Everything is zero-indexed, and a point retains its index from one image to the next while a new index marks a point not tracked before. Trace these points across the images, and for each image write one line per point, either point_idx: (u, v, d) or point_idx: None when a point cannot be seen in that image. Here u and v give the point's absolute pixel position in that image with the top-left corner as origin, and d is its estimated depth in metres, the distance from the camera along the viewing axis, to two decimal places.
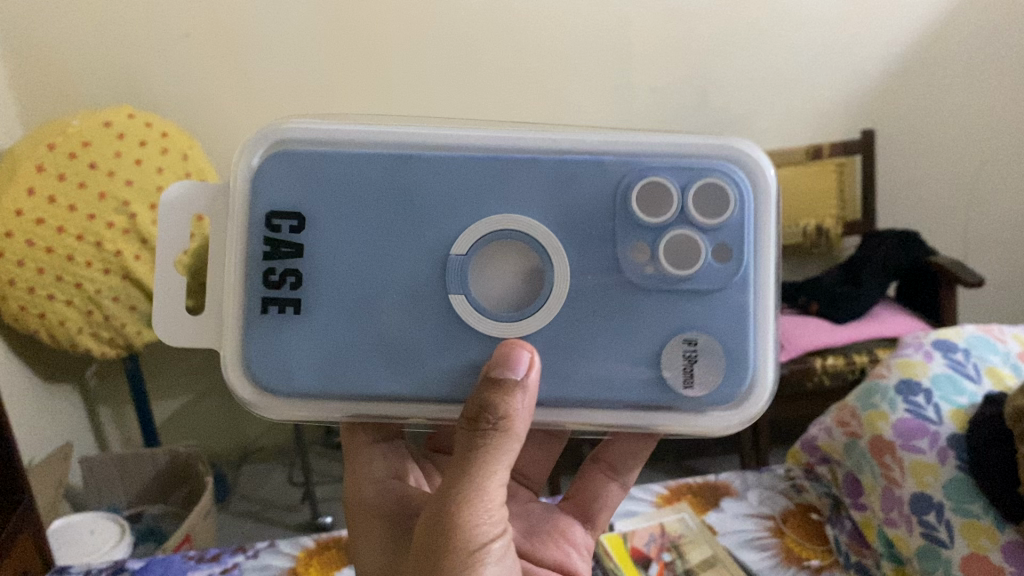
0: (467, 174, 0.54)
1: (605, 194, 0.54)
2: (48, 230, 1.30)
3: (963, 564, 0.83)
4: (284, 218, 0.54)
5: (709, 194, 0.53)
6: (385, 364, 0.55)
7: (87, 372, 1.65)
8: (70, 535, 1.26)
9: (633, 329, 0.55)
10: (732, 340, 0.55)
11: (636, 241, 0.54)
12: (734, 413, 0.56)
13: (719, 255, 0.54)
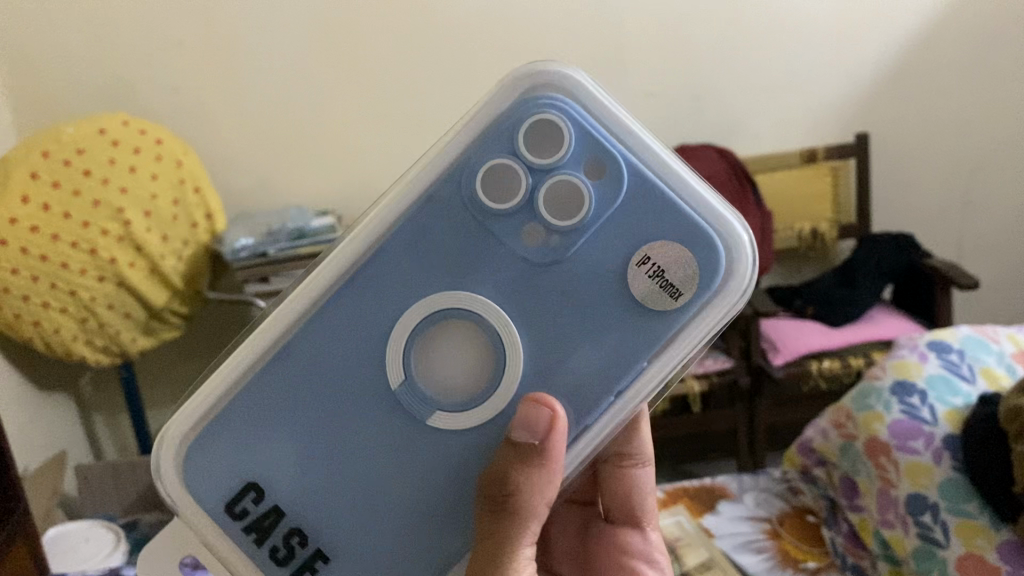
0: (372, 310, 0.46)
1: (459, 212, 0.45)
2: (43, 238, 1.29)
3: (959, 566, 0.83)
4: (240, 494, 0.49)
5: (550, 142, 0.44)
6: (409, 520, 0.48)
7: (82, 380, 1.65)
8: (66, 544, 1.25)
9: (617, 361, 0.45)
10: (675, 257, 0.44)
11: (522, 226, 0.45)
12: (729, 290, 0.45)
13: (595, 173, 0.44)
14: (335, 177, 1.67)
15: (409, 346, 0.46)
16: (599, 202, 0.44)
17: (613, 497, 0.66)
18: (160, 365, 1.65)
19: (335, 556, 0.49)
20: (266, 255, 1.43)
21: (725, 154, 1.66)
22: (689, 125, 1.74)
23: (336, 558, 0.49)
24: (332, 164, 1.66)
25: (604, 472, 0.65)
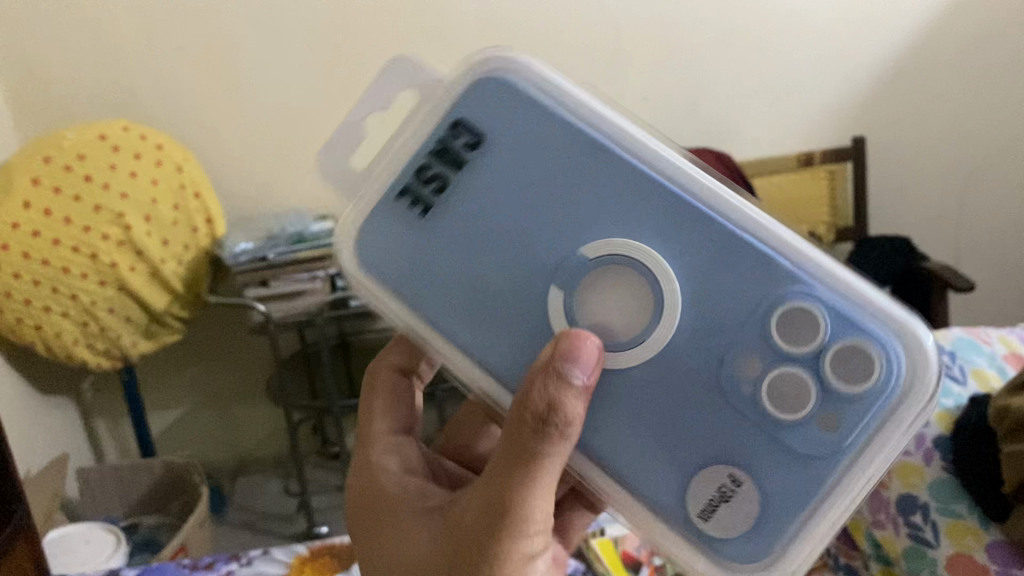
0: (636, 193, 0.48)
1: (740, 302, 0.47)
2: (43, 242, 1.31)
3: (948, 565, 0.83)
4: (446, 164, 0.51)
5: (862, 349, 0.45)
6: (477, 317, 0.51)
7: (84, 384, 1.66)
8: (67, 545, 1.27)
9: (678, 460, 0.48)
10: (787, 496, 0.46)
11: (747, 357, 0.47)
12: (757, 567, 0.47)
13: (825, 424, 0.45)
14: None
15: (592, 262, 0.49)
16: (809, 420, 0.46)
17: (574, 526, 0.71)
18: (161, 367, 1.66)
19: (395, 251, 0.53)
20: (266, 259, 1.44)
21: (722, 158, 1.68)
22: (685, 128, 1.76)
23: (395, 252, 0.53)
24: None
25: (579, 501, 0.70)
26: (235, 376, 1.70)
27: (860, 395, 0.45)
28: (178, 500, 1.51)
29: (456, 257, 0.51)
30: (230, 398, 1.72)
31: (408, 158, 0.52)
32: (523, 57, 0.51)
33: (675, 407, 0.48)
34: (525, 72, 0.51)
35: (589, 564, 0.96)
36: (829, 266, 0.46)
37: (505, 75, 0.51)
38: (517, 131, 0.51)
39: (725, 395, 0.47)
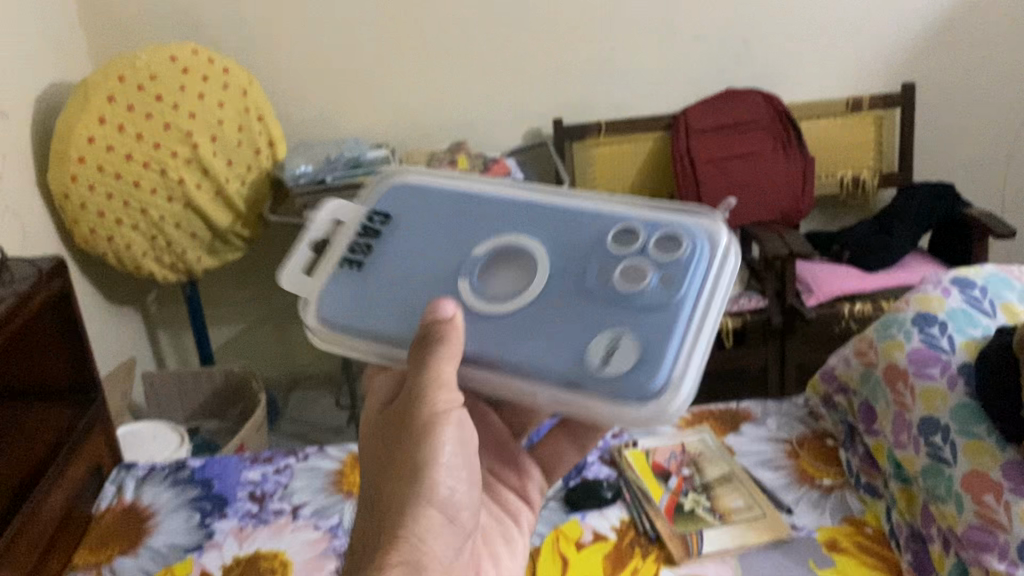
0: (524, 212, 0.63)
1: (586, 240, 0.61)
2: (117, 157, 1.40)
3: (964, 480, 0.88)
4: (378, 215, 0.66)
5: (677, 235, 0.59)
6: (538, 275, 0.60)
7: (148, 297, 1.76)
8: (135, 441, 1.37)
9: (571, 340, 0.57)
10: (655, 361, 0.54)
11: (598, 270, 0.59)
12: (638, 408, 0.54)
13: (631, 347, 0.55)
14: (387, 113, 1.74)
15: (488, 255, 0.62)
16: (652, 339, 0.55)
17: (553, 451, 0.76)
18: (220, 286, 1.77)
19: (361, 294, 0.63)
20: (324, 183, 1.50)
21: (770, 99, 1.70)
22: (733, 70, 1.77)
23: (357, 305, 0.62)
24: (388, 98, 1.72)
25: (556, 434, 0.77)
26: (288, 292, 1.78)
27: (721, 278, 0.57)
28: (237, 406, 1.61)
29: (421, 258, 0.63)
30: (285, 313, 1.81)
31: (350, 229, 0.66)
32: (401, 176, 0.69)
33: (539, 333, 0.57)
34: (414, 174, 0.69)
35: (623, 472, 1.04)
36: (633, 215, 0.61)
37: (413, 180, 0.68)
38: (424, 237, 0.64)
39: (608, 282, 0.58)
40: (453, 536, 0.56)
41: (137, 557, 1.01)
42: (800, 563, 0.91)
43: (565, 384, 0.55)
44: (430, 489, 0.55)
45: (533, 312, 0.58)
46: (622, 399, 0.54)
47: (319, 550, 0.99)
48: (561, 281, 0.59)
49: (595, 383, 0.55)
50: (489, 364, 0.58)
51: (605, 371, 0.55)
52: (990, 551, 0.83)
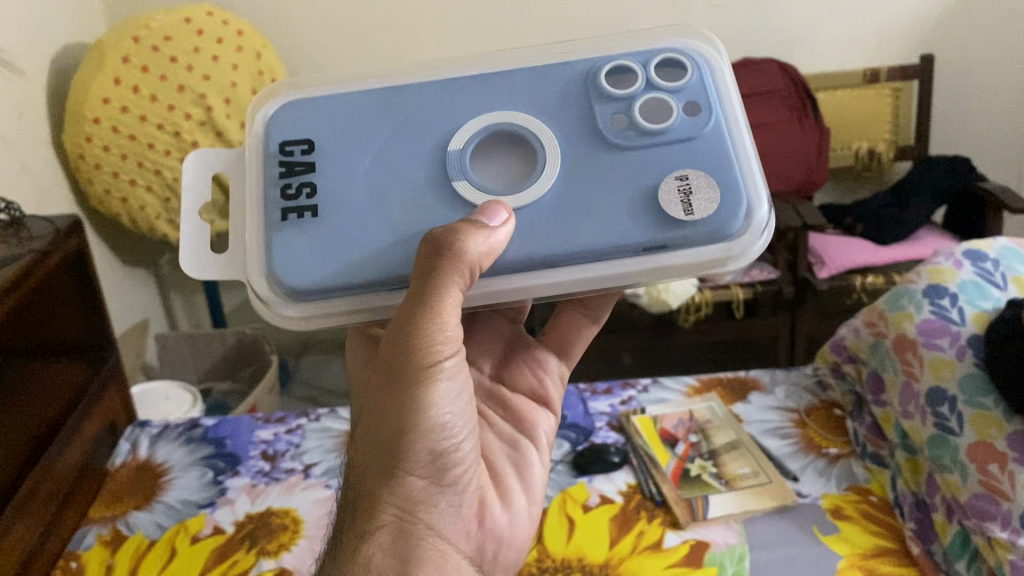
0: (462, 85, 0.61)
1: (578, 87, 0.60)
2: (132, 118, 1.40)
3: (969, 450, 0.88)
4: (295, 145, 0.60)
5: (674, 61, 0.61)
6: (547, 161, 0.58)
7: (161, 260, 1.77)
8: (148, 400, 1.38)
9: (625, 206, 0.56)
10: (731, 195, 0.56)
11: (611, 117, 0.59)
12: (727, 245, 0.56)
13: (705, 185, 0.56)
14: None
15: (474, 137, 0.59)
16: (716, 170, 0.57)
17: (558, 329, 0.80)
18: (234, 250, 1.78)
19: (321, 251, 0.57)
20: None
21: (786, 68, 1.69)
22: (750, 39, 1.76)
23: (323, 259, 0.57)
24: (403, 62, 1.72)
25: (565, 306, 0.79)
26: None
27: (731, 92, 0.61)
28: (249, 367, 1.63)
29: (375, 178, 0.59)
30: None
31: (263, 187, 0.60)
32: (286, 95, 0.63)
33: (589, 198, 0.57)
34: (299, 92, 0.63)
35: (630, 438, 1.05)
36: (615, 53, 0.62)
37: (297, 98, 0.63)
38: (364, 146, 0.60)
39: (633, 125, 0.58)
40: (441, 499, 0.57)
41: (151, 511, 1.03)
42: (804, 530, 0.92)
43: (645, 247, 0.55)
44: (414, 455, 0.55)
45: (568, 185, 0.57)
46: (709, 242, 0.56)
47: (329, 508, 1.01)
48: (580, 154, 0.58)
49: (682, 234, 0.55)
50: (556, 259, 0.56)
51: (691, 217, 0.55)
52: (993, 521, 0.84)
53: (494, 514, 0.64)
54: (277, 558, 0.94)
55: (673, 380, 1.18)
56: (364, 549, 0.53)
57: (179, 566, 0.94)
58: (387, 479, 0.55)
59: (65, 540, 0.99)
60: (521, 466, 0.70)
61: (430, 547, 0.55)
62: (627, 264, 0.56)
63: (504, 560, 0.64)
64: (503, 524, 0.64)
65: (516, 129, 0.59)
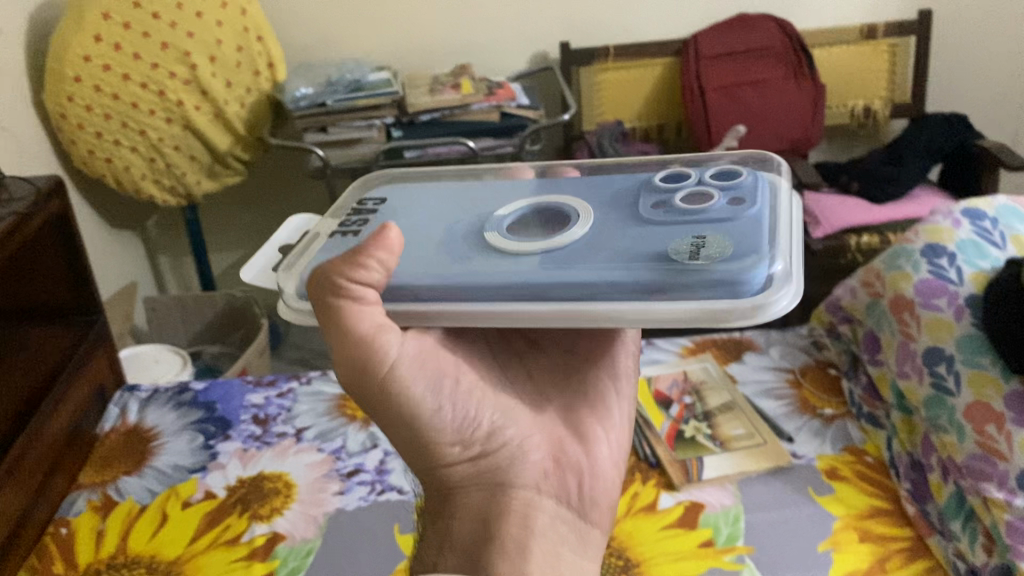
0: (528, 184, 0.66)
1: (633, 186, 0.63)
2: (115, 77, 1.36)
3: (966, 411, 0.88)
4: (370, 200, 0.69)
5: (728, 173, 0.62)
6: (582, 221, 0.59)
7: (148, 222, 1.75)
8: (138, 363, 1.37)
9: (636, 250, 0.55)
10: (749, 252, 0.52)
11: (654, 202, 0.60)
12: (742, 301, 0.50)
13: (723, 248, 0.53)
14: (391, 35, 1.70)
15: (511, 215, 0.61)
16: (740, 243, 0.53)
17: None
18: (222, 211, 1.77)
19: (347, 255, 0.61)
20: (325, 105, 1.45)
21: (782, 24, 1.66)
22: None
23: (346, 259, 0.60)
24: (391, 18, 1.69)
25: None
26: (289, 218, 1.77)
27: (787, 208, 0.60)
28: (239, 330, 1.61)
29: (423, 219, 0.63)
30: None
31: (325, 227, 0.67)
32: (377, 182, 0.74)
33: (600, 251, 0.56)
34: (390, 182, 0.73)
35: None
36: (674, 169, 0.64)
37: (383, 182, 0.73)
38: (422, 206, 0.66)
39: (669, 208, 0.59)
40: (498, 466, 0.59)
41: (142, 476, 1.02)
42: (798, 491, 0.91)
43: (645, 287, 0.52)
44: (444, 450, 0.57)
45: (587, 246, 0.56)
46: (721, 290, 0.51)
47: (322, 472, 1.00)
48: (612, 225, 0.59)
49: (686, 281, 0.51)
50: (554, 288, 0.53)
51: (701, 264, 0.52)
52: (990, 480, 0.83)
53: (567, 456, 0.62)
54: (270, 523, 0.94)
55: (669, 341, 1.17)
56: (447, 523, 0.58)
57: (172, 530, 0.94)
58: (439, 472, 0.58)
59: (55, 506, 0.97)
60: (596, 401, 0.66)
61: (506, 500, 0.58)
62: (627, 304, 0.51)
63: (600, 490, 0.62)
64: (585, 459, 0.62)
65: (561, 205, 0.62)
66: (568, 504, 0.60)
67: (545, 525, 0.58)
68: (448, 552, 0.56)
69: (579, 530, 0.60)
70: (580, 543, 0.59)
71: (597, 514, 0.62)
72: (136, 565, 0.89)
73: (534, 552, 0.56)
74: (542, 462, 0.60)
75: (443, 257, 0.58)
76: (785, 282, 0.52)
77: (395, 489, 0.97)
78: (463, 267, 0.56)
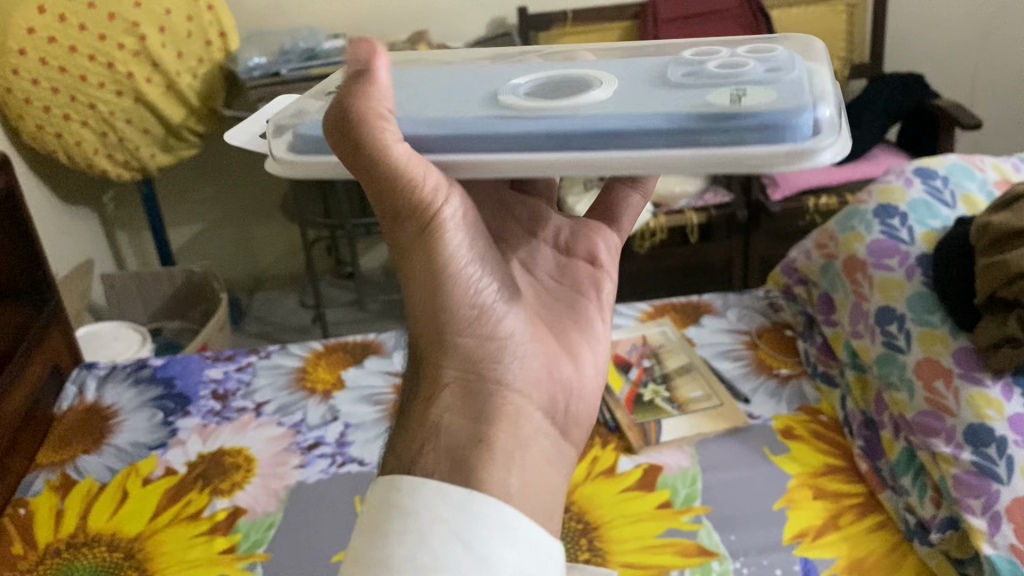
0: (536, 61, 0.57)
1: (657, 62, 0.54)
2: (60, 49, 1.33)
3: (917, 367, 0.89)
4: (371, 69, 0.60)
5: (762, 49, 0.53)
6: (601, 84, 0.50)
7: (104, 198, 1.72)
8: (96, 341, 1.36)
9: (667, 100, 0.46)
10: (794, 102, 0.44)
11: (684, 69, 0.51)
12: (784, 146, 0.42)
13: (760, 99, 0.45)
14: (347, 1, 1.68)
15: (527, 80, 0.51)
16: (783, 92, 0.45)
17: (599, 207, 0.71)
18: (178, 184, 1.74)
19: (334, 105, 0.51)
20: (280, 75, 1.44)
21: None
22: None
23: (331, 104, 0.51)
24: None
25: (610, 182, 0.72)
26: (247, 189, 1.76)
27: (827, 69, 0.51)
28: (199, 306, 1.60)
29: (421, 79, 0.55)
30: (246, 210, 1.79)
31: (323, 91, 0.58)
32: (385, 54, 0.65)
33: (627, 100, 0.47)
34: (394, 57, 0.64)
35: None
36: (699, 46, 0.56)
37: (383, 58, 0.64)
38: (423, 69, 0.57)
39: (700, 74, 0.50)
40: (502, 352, 0.52)
41: (101, 454, 1.01)
42: (755, 451, 0.93)
43: (686, 131, 0.43)
44: (456, 317, 0.51)
45: (618, 101, 0.47)
46: (766, 134, 0.43)
47: (283, 445, 1.00)
48: (641, 88, 0.49)
49: (729, 128, 0.43)
50: (573, 135, 0.44)
51: (741, 108, 0.44)
52: (938, 435, 0.84)
53: (564, 369, 0.55)
54: (231, 497, 0.94)
55: (627, 306, 1.18)
56: (435, 414, 0.49)
57: (132, 508, 0.93)
58: (439, 346, 0.51)
59: (13, 487, 0.96)
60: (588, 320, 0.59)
61: (500, 399, 0.50)
62: (659, 153, 0.43)
63: (583, 406, 0.55)
64: (575, 375, 0.56)
65: (586, 74, 0.52)
66: (554, 419, 0.53)
67: (530, 436, 0.50)
68: (432, 448, 0.48)
69: (560, 448, 0.53)
70: (559, 458, 0.52)
71: (576, 433, 0.55)
72: (96, 543, 0.89)
73: (517, 461, 0.48)
74: (541, 368, 0.54)
75: (448, 109, 0.48)
76: (834, 137, 0.44)
77: (355, 460, 0.98)
78: (469, 116, 0.47)
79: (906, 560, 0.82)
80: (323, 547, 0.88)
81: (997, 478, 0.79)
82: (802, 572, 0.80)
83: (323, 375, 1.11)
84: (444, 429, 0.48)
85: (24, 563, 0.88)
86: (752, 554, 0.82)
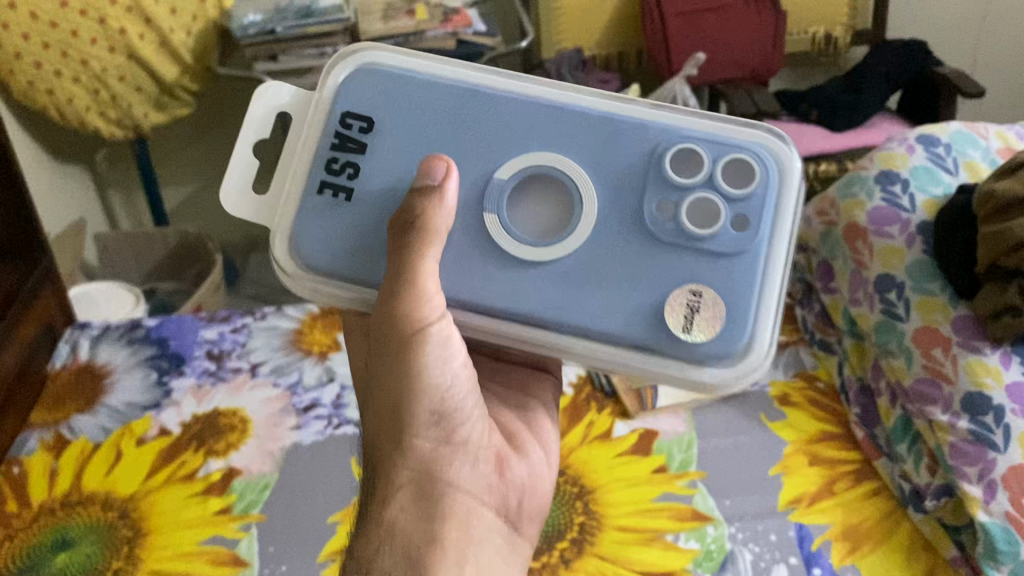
0: (526, 115, 0.55)
1: (641, 152, 0.54)
2: (51, 3, 1.29)
3: (915, 336, 0.89)
4: (357, 119, 0.55)
5: (743, 163, 0.53)
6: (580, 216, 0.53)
7: (96, 156, 1.70)
8: (89, 300, 1.35)
9: (637, 283, 0.52)
10: (738, 322, 0.52)
11: (659, 202, 0.53)
12: (727, 369, 0.52)
13: (714, 311, 0.52)
14: None
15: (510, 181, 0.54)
16: (734, 294, 0.52)
17: None
18: (171, 143, 1.72)
19: (331, 230, 0.55)
20: (274, 34, 1.40)
21: None
22: None
23: (330, 231, 0.55)
24: None
25: None
26: None
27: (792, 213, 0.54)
28: (193, 267, 1.59)
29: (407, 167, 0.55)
30: None
31: (309, 148, 0.56)
32: (372, 55, 0.57)
33: (603, 268, 0.53)
34: (382, 62, 0.57)
35: None
36: (690, 117, 0.55)
37: (367, 64, 0.57)
38: (408, 129, 0.55)
39: (675, 221, 0.53)
40: (457, 450, 0.52)
41: (94, 415, 1.00)
42: (751, 417, 0.92)
43: (637, 347, 0.52)
44: (415, 416, 0.51)
45: (589, 269, 0.53)
46: (709, 363, 0.52)
47: (278, 407, 1.00)
48: (615, 224, 0.53)
49: (676, 349, 0.52)
50: (552, 328, 0.52)
51: (692, 335, 0.51)
52: (935, 404, 0.85)
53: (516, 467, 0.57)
54: (226, 458, 0.94)
55: None
56: (390, 513, 0.49)
57: (126, 469, 0.93)
58: (398, 441, 0.51)
59: (6, 445, 0.96)
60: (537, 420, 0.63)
61: (453, 497, 0.51)
62: (620, 354, 0.52)
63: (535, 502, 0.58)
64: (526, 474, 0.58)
65: (565, 173, 0.54)
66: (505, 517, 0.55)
67: (481, 534, 0.51)
68: (387, 548, 0.48)
69: (512, 541, 0.55)
70: (511, 549, 0.54)
71: (528, 528, 0.57)
72: (91, 503, 0.89)
73: (469, 563, 0.49)
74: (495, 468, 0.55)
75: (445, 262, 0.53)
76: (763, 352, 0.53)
77: (351, 423, 0.98)
78: (470, 290, 0.53)
79: (900, 527, 0.82)
80: (320, 510, 0.89)
81: (993, 446, 0.79)
82: (795, 538, 0.80)
83: (318, 338, 1.10)
84: (398, 529, 0.49)
85: (18, 522, 0.88)
86: (747, 519, 0.82)
